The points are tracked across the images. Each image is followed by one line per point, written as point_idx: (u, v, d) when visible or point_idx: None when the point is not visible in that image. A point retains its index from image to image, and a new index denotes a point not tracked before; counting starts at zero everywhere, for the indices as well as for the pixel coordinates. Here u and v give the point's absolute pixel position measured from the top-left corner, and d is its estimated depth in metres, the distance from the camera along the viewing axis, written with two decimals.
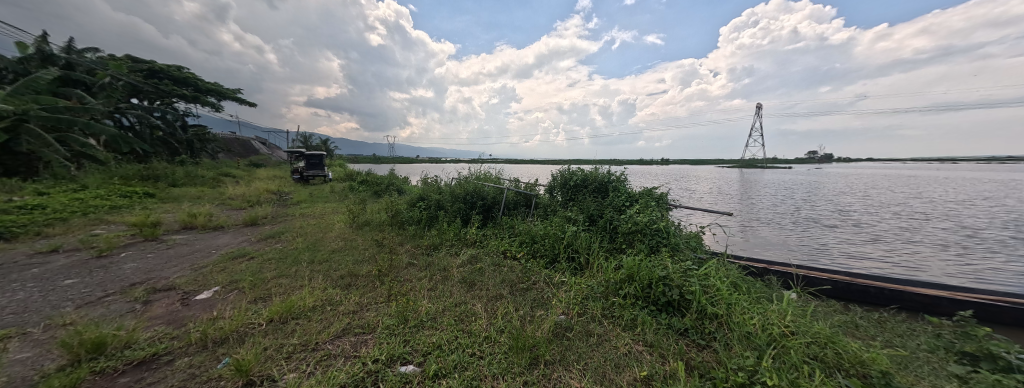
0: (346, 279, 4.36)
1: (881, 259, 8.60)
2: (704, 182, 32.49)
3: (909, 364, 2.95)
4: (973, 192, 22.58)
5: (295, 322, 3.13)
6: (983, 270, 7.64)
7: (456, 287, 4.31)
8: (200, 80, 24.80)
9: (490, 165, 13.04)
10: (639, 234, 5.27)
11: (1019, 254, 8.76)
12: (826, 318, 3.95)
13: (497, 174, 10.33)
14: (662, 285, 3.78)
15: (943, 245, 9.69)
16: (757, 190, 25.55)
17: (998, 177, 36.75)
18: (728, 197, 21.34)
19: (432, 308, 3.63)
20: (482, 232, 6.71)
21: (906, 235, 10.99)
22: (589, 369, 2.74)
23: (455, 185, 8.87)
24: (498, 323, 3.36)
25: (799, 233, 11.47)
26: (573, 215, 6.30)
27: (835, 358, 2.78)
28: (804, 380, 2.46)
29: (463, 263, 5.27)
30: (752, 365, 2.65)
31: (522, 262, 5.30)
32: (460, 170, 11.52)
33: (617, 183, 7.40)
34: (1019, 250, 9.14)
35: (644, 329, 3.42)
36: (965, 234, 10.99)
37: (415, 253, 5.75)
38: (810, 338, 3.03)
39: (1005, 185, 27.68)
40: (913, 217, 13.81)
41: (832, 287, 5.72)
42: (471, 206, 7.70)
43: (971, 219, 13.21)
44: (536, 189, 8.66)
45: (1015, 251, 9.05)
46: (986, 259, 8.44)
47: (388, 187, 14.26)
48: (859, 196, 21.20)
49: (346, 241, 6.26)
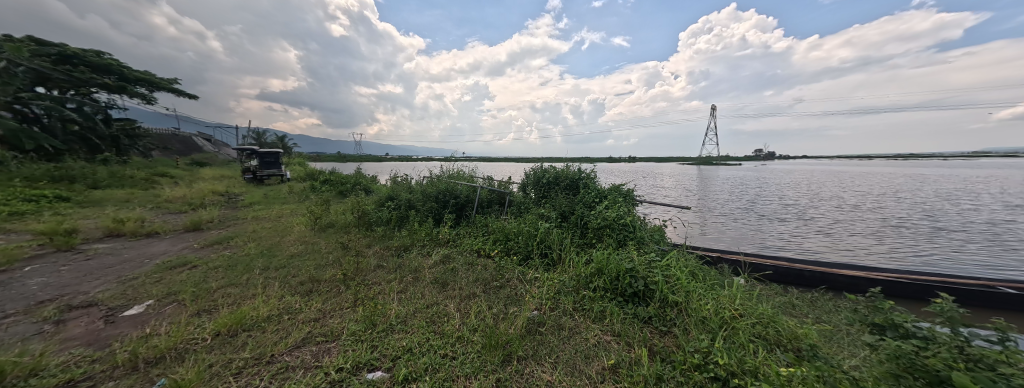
0: (307, 285, 4.09)
1: (819, 247, 9.60)
2: (667, 179, 34.35)
3: (834, 337, 3.35)
4: (892, 187, 25.83)
5: (247, 335, 2.88)
6: (897, 255, 8.78)
7: (427, 288, 4.23)
8: (126, 68, 21.92)
9: (463, 163, 12.83)
10: (608, 228, 5.47)
11: (925, 241, 10.17)
12: (769, 300, 4.37)
13: (470, 172, 10.18)
14: (629, 278, 3.96)
15: (868, 235, 11.02)
16: (714, 186, 27.46)
17: (908, 173, 42.45)
18: (689, 193, 22.73)
19: (401, 311, 3.52)
20: (455, 231, 6.61)
21: (838, 226, 12.35)
22: (560, 362, 2.81)
23: (427, 184, 8.61)
24: (471, 323, 3.33)
25: (750, 225, 12.49)
26: (545, 212, 6.40)
27: (776, 336, 3.11)
28: (751, 358, 2.69)
29: (435, 263, 5.17)
30: (706, 347, 2.87)
31: (495, 260, 5.30)
32: (432, 169, 11.20)
33: (587, 180, 7.65)
34: (925, 237, 10.62)
35: (612, 319, 3.56)
36: (886, 224, 12.54)
37: (384, 254, 5.54)
38: (755, 319, 3.34)
39: (915, 180, 31.94)
40: (845, 210, 15.52)
41: (774, 272, 6.34)
42: (443, 205, 7.55)
43: (891, 211, 15.11)
44: (510, 187, 8.68)
45: (922, 238, 10.50)
46: (900, 245, 9.71)
47: (354, 187, 13.53)
48: (800, 190, 23.45)
49: (307, 245, 5.88)
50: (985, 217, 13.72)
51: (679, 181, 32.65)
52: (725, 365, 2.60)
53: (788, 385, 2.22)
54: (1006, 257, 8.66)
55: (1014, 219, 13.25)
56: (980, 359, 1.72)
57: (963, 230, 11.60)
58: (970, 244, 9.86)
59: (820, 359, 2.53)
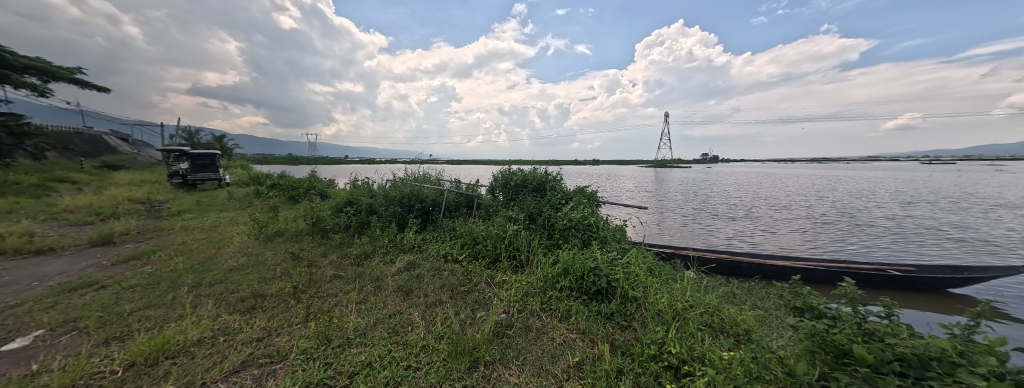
0: (249, 301, 3.70)
1: (756, 242, 10.69)
2: (627, 181, 36.25)
3: (768, 321, 3.77)
4: (813, 187, 29.59)
5: (171, 363, 2.52)
6: (817, 247, 10.08)
7: (390, 297, 4.04)
8: (9, 52, 18.32)
9: (429, 166, 12.47)
10: (573, 229, 5.65)
11: (838, 235, 11.76)
12: (715, 291, 4.79)
13: (437, 175, 9.93)
14: (593, 276, 4.11)
15: (795, 230, 12.48)
16: (668, 187, 29.55)
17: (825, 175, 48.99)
18: (646, 194, 24.17)
19: (360, 323, 3.31)
20: (421, 236, 6.40)
21: (772, 223, 13.85)
22: (527, 363, 2.82)
23: (390, 187, 8.23)
24: (436, 330, 3.24)
25: (699, 223, 13.59)
26: (514, 215, 6.43)
27: (720, 323, 3.43)
28: (699, 345, 2.92)
29: (399, 270, 4.95)
30: (662, 338, 3.06)
31: (463, 265, 5.21)
32: (395, 172, 10.72)
33: (554, 182, 7.84)
34: (839, 231, 12.27)
35: (577, 317, 3.67)
36: (809, 221, 14.35)
37: (342, 263, 5.18)
38: (703, 308, 3.64)
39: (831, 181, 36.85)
40: (777, 208, 17.46)
41: (718, 265, 6.97)
42: (407, 210, 7.27)
43: (813, 209, 17.28)
44: (477, 190, 8.61)
45: (836, 233, 12.12)
46: (819, 239, 11.14)
47: (307, 192, 12.50)
48: (741, 191, 26.02)
49: (250, 257, 5.30)
50: (883, 213, 16.22)
51: (637, 182, 34.60)
52: (677, 354, 2.80)
53: (729, 367, 2.44)
54: (898, 246, 10.28)
55: (903, 214, 15.83)
56: (873, 332, 2.02)
57: (867, 224, 13.58)
58: (872, 236, 11.60)
59: (754, 341, 2.83)
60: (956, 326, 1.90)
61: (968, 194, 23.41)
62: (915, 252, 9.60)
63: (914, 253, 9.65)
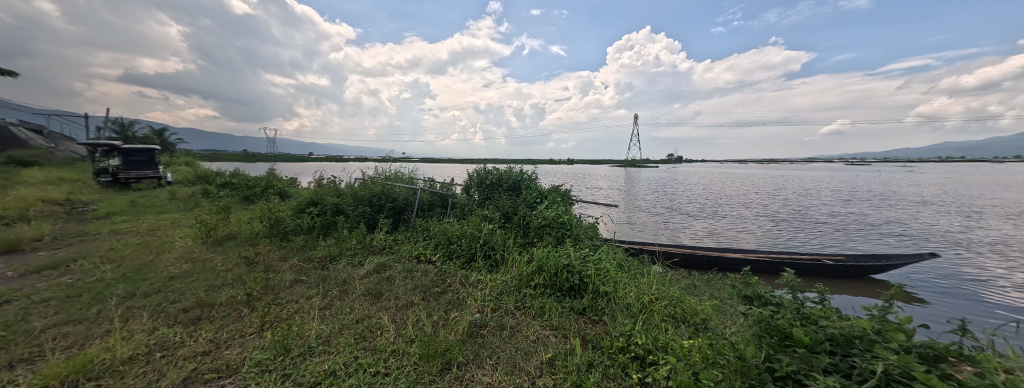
0: (193, 312, 3.36)
1: (713, 238, 11.46)
2: (599, 180, 37.34)
3: (724, 310, 4.07)
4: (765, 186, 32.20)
5: (94, 385, 2.23)
6: (765, 242, 11.01)
7: (359, 301, 3.87)
8: None
9: (401, 164, 12.04)
10: (548, 227, 5.73)
11: (785, 230, 12.91)
12: (678, 284, 5.09)
13: (410, 174, 9.63)
14: (566, 273, 4.21)
15: (748, 227, 13.53)
16: (637, 186, 30.84)
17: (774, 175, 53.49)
18: (617, 193, 25.02)
19: (323, 330, 3.13)
20: (392, 237, 6.19)
21: (728, 220, 14.91)
22: (500, 362, 2.82)
23: (359, 186, 7.87)
24: (407, 334, 3.14)
25: (664, 221, 14.33)
26: (489, 214, 6.40)
27: (682, 314, 3.65)
28: (663, 336, 3.08)
29: (368, 273, 4.75)
30: (629, 331, 3.19)
31: (437, 265, 5.11)
32: (365, 170, 10.25)
33: (529, 181, 7.94)
34: (785, 227, 13.47)
35: (550, 314, 3.72)
36: (762, 218, 15.58)
37: (304, 267, 4.87)
38: (667, 301, 3.86)
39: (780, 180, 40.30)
40: (734, 207, 18.82)
41: (681, 259, 7.40)
42: (377, 210, 7.00)
43: (764, 207, 18.81)
44: (451, 189, 8.47)
45: (783, 228, 13.30)
46: (768, 234, 12.17)
47: (264, 191, 11.55)
48: (702, 190, 27.76)
49: (195, 263, 4.81)
50: (825, 210, 17.93)
51: (609, 181, 35.71)
52: (643, 345, 2.94)
53: (689, 355, 2.60)
54: (832, 240, 11.48)
55: (840, 211, 17.62)
56: (808, 316, 2.25)
57: (809, 220, 15.01)
58: (814, 231, 12.84)
59: (710, 330, 3.04)
60: (874, 307, 2.16)
61: (891, 192, 26.54)
62: (846, 245, 10.77)
63: (846, 245, 10.80)
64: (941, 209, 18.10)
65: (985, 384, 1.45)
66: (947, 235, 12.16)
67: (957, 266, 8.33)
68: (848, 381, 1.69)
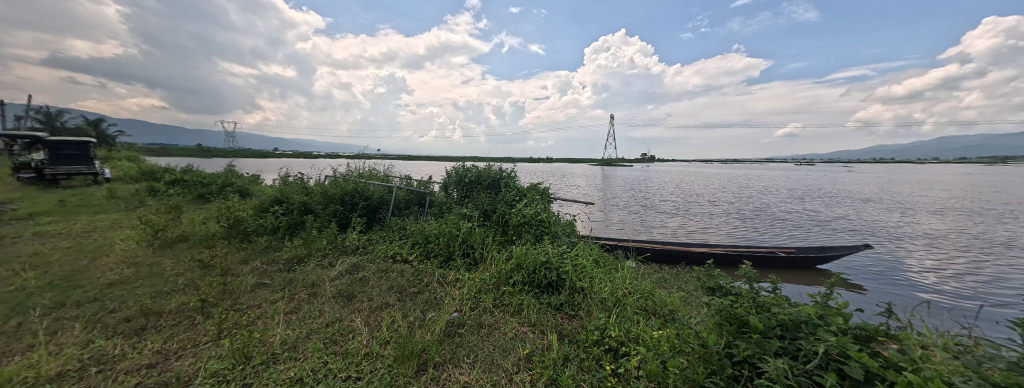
0: (138, 321, 3.07)
1: (682, 234, 12.07)
2: (575, 178, 38.09)
3: (691, 302, 4.30)
4: (728, 185, 34.32)
5: None
6: (727, 237, 11.76)
7: (329, 304, 3.70)
8: None
9: (375, 161, 11.62)
10: (526, 225, 5.77)
11: (745, 226, 13.84)
12: (650, 278, 5.31)
13: (384, 172, 9.32)
14: (544, 269, 4.26)
15: (713, 223, 14.37)
16: (612, 185, 31.82)
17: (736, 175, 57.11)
18: (593, 191, 25.61)
19: (290, 336, 2.97)
20: (366, 236, 5.97)
21: (695, 217, 15.75)
22: (478, 360, 2.82)
23: (329, 184, 7.51)
24: (381, 336, 3.05)
25: (636, 218, 14.90)
26: (467, 212, 6.34)
27: (653, 306, 3.82)
28: (635, 327, 3.21)
29: (339, 274, 4.55)
30: (604, 324, 3.30)
31: (413, 265, 4.99)
32: (336, 167, 9.79)
33: (508, 179, 7.96)
34: (745, 223, 14.45)
35: (528, 311, 3.76)
36: (725, 214, 16.59)
37: (268, 270, 4.58)
38: (639, 294, 4.03)
39: (741, 179, 43.10)
40: (700, 204, 19.92)
41: (652, 253, 7.73)
42: (349, 209, 6.73)
43: (727, 204, 20.07)
44: (429, 187, 8.30)
45: (744, 224, 14.26)
46: (731, 230, 12.99)
47: (222, 189, 10.69)
48: (672, 189, 29.12)
49: (139, 268, 4.37)
50: (780, 207, 19.40)
51: (585, 180, 36.53)
52: (617, 337, 3.04)
53: (658, 345, 2.73)
54: (785, 234, 12.47)
55: (793, 208, 19.14)
56: (763, 304, 2.43)
57: (766, 217, 16.18)
58: (770, 227, 13.86)
59: (678, 320, 3.21)
60: (818, 294, 2.38)
61: (836, 190, 29.16)
62: (797, 239, 11.74)
63: (797, 239, 11.76)
64: (877, 206, 20.16)
65: (905, 359, 1.66)
66: (881, 229, 13.58)
67: (888, 257, 9.34)
68: (795, 362, 1.86)
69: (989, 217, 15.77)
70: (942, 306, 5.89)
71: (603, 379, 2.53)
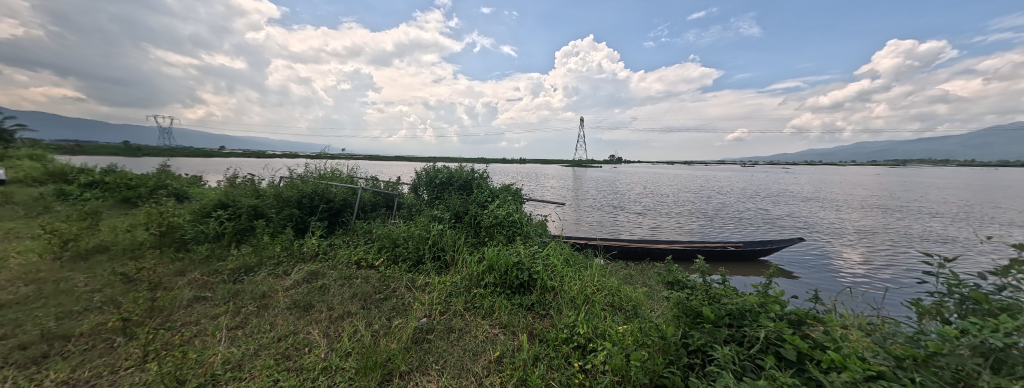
0: (39, 348, 2.61)
1: (644, 232, 12.71)
2: (545, 179, 38.72)
3: (654, 296, 4.54)
4: (686, 185, 36.80)
5: None
6: (685, 235, 12.59)
7: (282, 316, 3.41)
8: None
9: (338, 161, 10.98)
10: (498, 226, 5.74)
11: (700, 224, 14.91)
12: (617, 274, 5.54)
13: (348, 173, 8.83)
14: (515, 270, 4.27)
15: (672, 221, 15.31)
16: (580, 185, 32.80)
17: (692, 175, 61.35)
18: (563, 191, 26.19)
19: (233, 354, 2.69)
20: (328, 242, 5.60)
21: (656, 215, 16.70)
22: (447, 366, 2.75)
23: (285, 185, 6.97)
24: (342, 347, 2.87)
25: (603, 217, 15.45)
26: (439, 214, 6.20)
27: (619, 302, 3.98)
28: (602, 323, 3.31)
29: (295, 283, 4.23)
30: (573, 322, 3.37)
31: (380, 270, 4.77)
32: (293, 168, 9.12)
33: (480, 180, 7.92)
34: (700, 221, 15.58)
35: (500, 313, 3.73)
36: (683, 213, 17.76)
37: (209, 282, 4.12)
38: (607, 292, 4.17)
39: (697, 180, 46.40)
40: (661, 203, 21.16)
41: (618, 251, 8.06)
42: (308, 212, 6.30)
43: (685, 204, 21.51)
44: (397, 188, 8.01)
45: (699, 222, 15.37)
46: (688, 228, 13.91)
47: (153, 192, 9.47)
48: (636, 189, 30.62)
49: (41, 285, 3.73)
50: (730, 206, 21.19)
51: (555, 180, 37.26)
52: (585, 334, 3.12)
53: (623, 339, 2.84)
54: (735, 231, 13.61)
55: (741, 206, 20.98)
56: (714, 295, 2.62)
57: (718, 215, 17.57)
58: (722, 224, 15.06)
59: (641, 315, 3.36)
60: (760, 284, 2.61)
61: (777, 190, 32.36)
62: (744, 235, 12.86)
63: (744, 235, 12.88)
64: (811, 204, 22.65)
65: (829, 340, 1.87)
66: (813, 224, 15.30)
67: (819, 249, 10.54)
68: (742, 348, 2.03)
69: (896, 213, 18.36)
70: (859, 291, 6.79)
71: (571, 376, 2.58)
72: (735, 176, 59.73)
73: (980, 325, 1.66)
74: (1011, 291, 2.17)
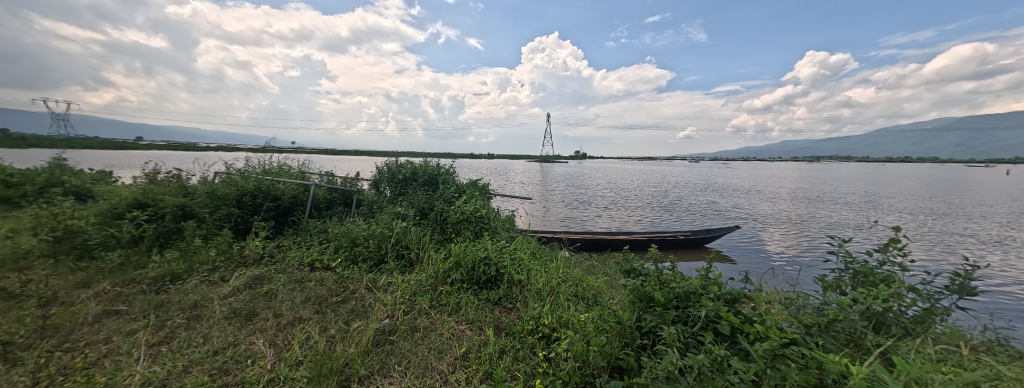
0: None
1: (604, 224, 13.36)
2: (509, 174, 38.99)
3: (614, 284, 4.80)
4: (641, 180, 39.22)
5: None
6: (640, 226, 13.48)
7: (219, 327, 3.07)
8: None
9: (286, 155, 10.06)
10: (465, 222, 5.66)
11: (653, 216, 16.05)
12: (581, 265, 5.76)
13: (299, 168, 8.14)
14: (483, 266, 4.25)
15: (629, 214, 16.26)
16: (544, 180, 33.48)
17: (646, 170, 65.52)
18: (527, 186, 26.59)
19: (156, 373, 2.37)
20: (274, 243, 5.12)
21: (615, 209, 17.64)
22: (411, 366, 2.68)
23: (222, 181, 6.24)
24: (293, 355, 2.67)
25: (566, 211, 15.97)
26: (403, 210, 5.97)
27: (582, 291, 4.15)
28: (565, 313, 3.43)
29: (236, 290, 3.82)
30: (539, 313, 3.45)
31: (337, 271, 4.48)
32: (231, 162, 8.18)
33: (446, 176, 7.75)
34: (654, 213, 16.78)
35: (466, 308, 3.71)
36: (638, 206, 18.95)
37: (123, 294, 3.57)
38: (571, 283, 4.32)
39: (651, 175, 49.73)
40: (619, 197, 22.38)
41: (582, 243, 8.38)
42: (250, 212, 5.69)
43: (640, 197, 23.00)
44: (355, 184, 7.56)
45: (652, 214, 16.52)
46: (643, 220, 14.90)
47: (44, 191, 7.91)
48: (596, 183, 32.02)
49: None
50: (679, 198, 23.06)
51: (520, 176, 37.64)
52: (550, 325, 3.21)
53: (584, 326, 2.97)
54: (683, 222, 14.87)
55: (688, 199, 22.95)
56: (664, 281, 2.84)
57: (669, 207, 19.05)
58: (671, 215, 16.35)
59: (601, 303, 3.53)
60: (702, 269, 2.88)
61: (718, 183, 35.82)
62: (690, 226, 14.07)
63: (690, 225, 14.11)
64: (745, 196, 25.42)
65: (757, 315, 2.13)
66: (747, 214, 17.21)
67: (751, 235, 11.90)
68: (687, 328, 2.24)
69: (811, 203, 21.28)
70: (782, 270, 7.80)
71: (535, 365, 2.65)
72: (684, 171, 64.94)
73: (868, 294, 1.99)
74: (889, 265, 2.63)
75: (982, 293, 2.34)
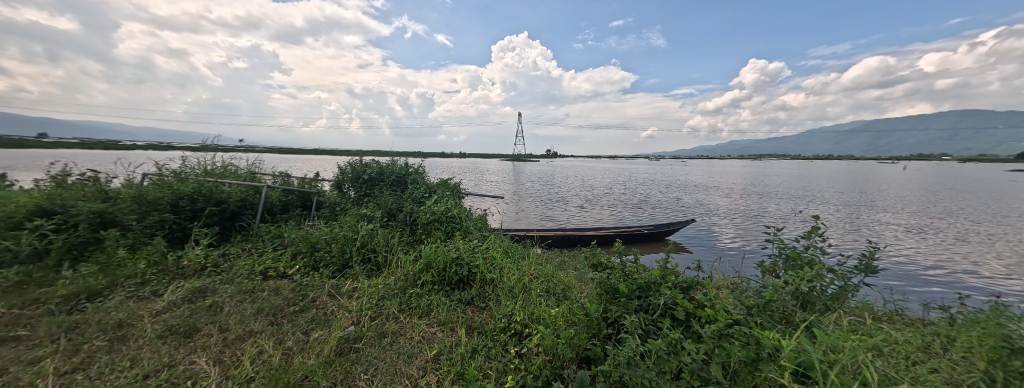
0: None
1: (572, 222, 13.76)
2: (479, 173, 38.75)
3: (583, 279, 4.95)
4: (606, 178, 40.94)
5: None
6: (605, 223, 14.08)
7: (151, 347, 2.73)
8: None
9: (233, 154, 9.17)
10: (436, 222, 5.54)
11: (617, 212, 16.84)
12: (552, 262, 5.88)
13: (249, 169, 7.46)
14: (454, 266, 4.19)
15: (596, 211, 16.91)
16: (514, 179, 33.74)
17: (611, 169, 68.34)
18: (497, 185, 26.66)
19: None
20: (219, 251, 4.66)
21: (582, 206, 18.23)
22: (378, 373, 2.58)
23: (154, 183, 5.54)
24: (244, 371, 2.45)
25: (536, 210, 16.22)
26: (369, 212, 5.70)
27: (553, 286, 4.25)
28: (537, 309, 3.48)
29: (173, 304, 3.42)
30: (511, 311, 3.48)
31: (296, 278, 4.17)
32: (165, 162, 7.29)
33: (415, 175, 7.55)
34: (618, 209, 17.62)
35: (438, 310, 3.63)
36: (604, 203, 19.77)
37: (22, 317, 3.03)
38: (544, 279, 4.40)
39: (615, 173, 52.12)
40: (586, 195, 23.15)
41: (552, 240, 8.54)
42: (188, 218, 5.10)
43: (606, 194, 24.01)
44: (315, 184, 7.09)
45: (617, 210, 17.34)
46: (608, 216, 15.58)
47: None
48: (564, 181, 32.91)
49: None
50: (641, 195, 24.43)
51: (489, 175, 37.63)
52: (521, 321, 3.24)
53: (555, 320, 3.04)
54: (644, 217, 15.78)
55: (649, 195, 24.38)
56: (628, 272, 2.98)
57: (632, 203, 20.12)
58: (634, 211, 17.26)
59: (570, 297, 3.63)
60: (661, 260, 3.07)
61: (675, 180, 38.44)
62: (651, 220, 14.97)
63: (651, 220, 15.01)
64: (699, 192, 27.50)
65: (708, 300, 2.31)
66: (700, 209, 18.69)
67: (704, 227, 12.91)
68: (648, 315, 2.38)
69: (753, 197, 23.59)
70: (730, 258, 8.55)
71: (507, 362, 2.66)
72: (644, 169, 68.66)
73: (797, 276, 2.25)
74: (814, 249, 2.99)
75: (881, 270, 2.75)
